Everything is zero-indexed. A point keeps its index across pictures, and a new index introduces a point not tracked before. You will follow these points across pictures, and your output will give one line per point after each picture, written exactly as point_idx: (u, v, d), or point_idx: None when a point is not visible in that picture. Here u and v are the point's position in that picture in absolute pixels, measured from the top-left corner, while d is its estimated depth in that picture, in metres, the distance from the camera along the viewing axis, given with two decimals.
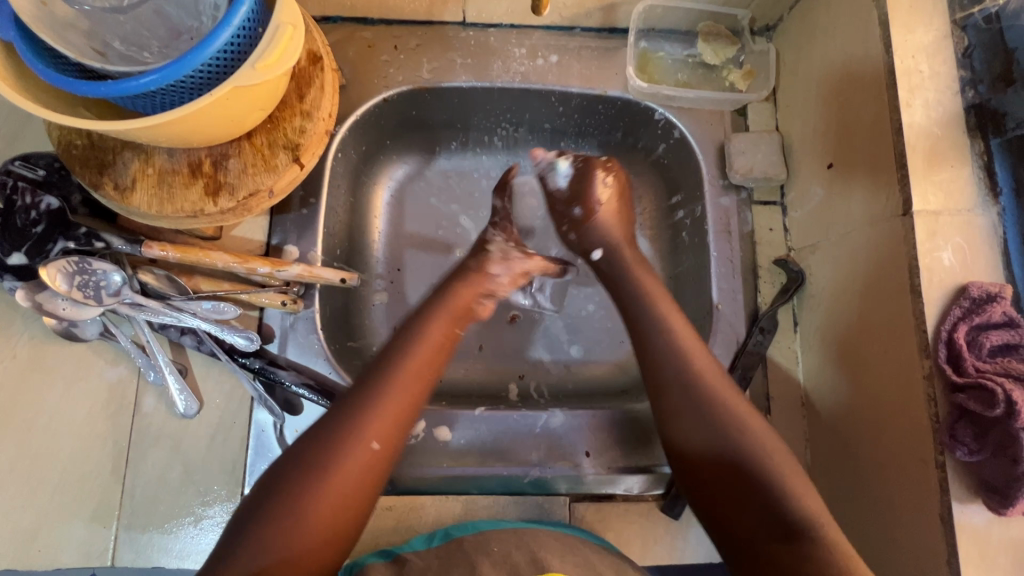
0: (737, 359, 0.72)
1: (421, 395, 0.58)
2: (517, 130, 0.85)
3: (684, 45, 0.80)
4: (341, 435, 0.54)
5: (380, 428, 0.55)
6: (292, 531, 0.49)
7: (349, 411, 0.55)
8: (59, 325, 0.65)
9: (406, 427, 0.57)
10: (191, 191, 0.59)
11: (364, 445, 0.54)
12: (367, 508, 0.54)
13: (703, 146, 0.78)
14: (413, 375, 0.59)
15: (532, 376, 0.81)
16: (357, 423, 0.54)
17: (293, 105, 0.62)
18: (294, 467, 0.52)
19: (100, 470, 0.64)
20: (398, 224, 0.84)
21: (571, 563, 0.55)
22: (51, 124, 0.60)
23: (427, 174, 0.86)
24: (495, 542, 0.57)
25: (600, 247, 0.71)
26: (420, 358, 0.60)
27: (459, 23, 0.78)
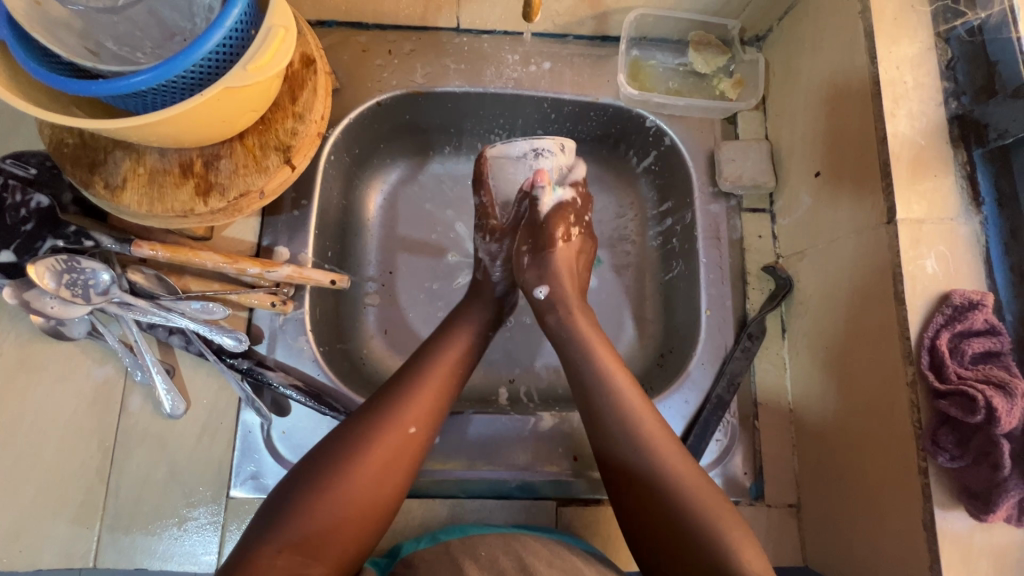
0: (725, 365, 0.72)
1: (452, 390, 0.62)
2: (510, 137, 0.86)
3: (675, 54, 0.81)
4: (381, 418, 0.56)
5: (417, 414, 0.58)
6: (329, 505, 0.51)
7: (390, 400, 0.58)
8: (45, 324, 0.64)
9: (440, 417, 0.60)
10: (181, 191, 0.60)
11: (401, 429, 0.56)
12: (398, 491, 0.55)
13: (693, 154, 0.79)
14: (446, 370, 0.63)
15: (522, 381, 0.81)
16: (396, 409, 0.57)
17: (286, 107, 0.62)
18: (331, 446, 0.54)
19: (85, 470, 0.64)
20: (390, 227, 0.85)
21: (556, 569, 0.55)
22: (43, 123, 0.61)
23: (420, 179, 0.87)
24: (482, 548, 0.58)
25: (544, 286, 0.69)
26: (453, 356, 0.64)
27: (453, 29, 0.79)
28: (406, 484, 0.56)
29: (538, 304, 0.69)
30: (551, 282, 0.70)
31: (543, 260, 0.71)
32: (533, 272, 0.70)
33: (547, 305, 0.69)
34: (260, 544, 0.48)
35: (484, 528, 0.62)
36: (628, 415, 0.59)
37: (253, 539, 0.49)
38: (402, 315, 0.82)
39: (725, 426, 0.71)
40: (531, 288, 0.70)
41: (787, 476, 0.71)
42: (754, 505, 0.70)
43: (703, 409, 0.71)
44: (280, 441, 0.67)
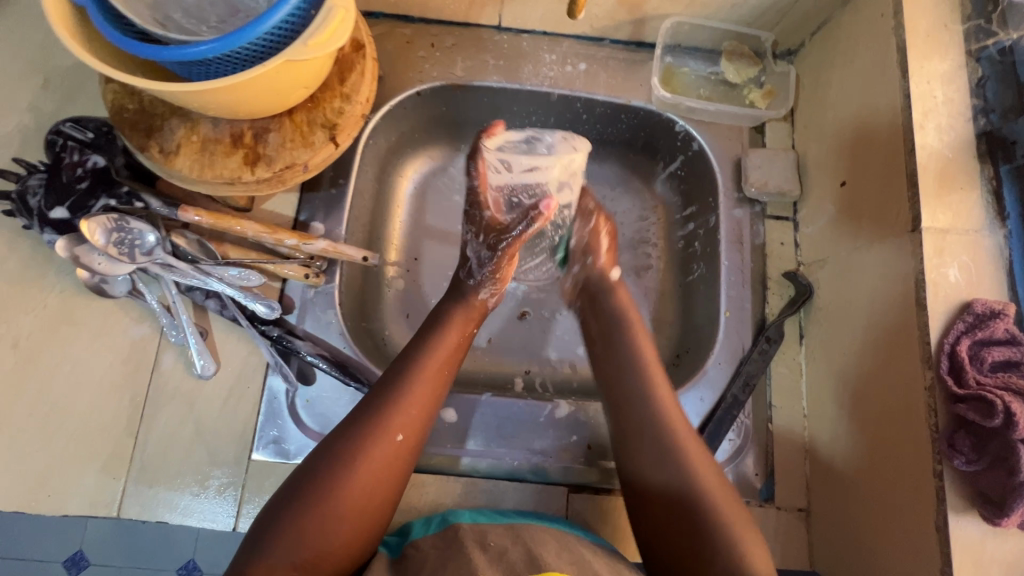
0: (742, 366, 0.73)
1: (439, 391, 0.63)
2: None
3: (708, 62, 0.83)
4: (368, 430, 0.57)
5: (403, 421, 0.59)
6: (322, 524, 0.53)
7: (376, 408, 0.59)
8: (89, 280, 0.67)
9: (427, 421, 0.61)
10: (230, 160, 0.63)
11: (388, 438, 0.57)
12: (390, 498, 0.58)
13: (720, 160, 0.81)
14: (432, 373, 0.62)
15: (538, 373, 0.83)
16: (382, 417, 0.58)
17: (334, 87, 0.65)
18: (319, 463, 0.56)
19: (116, 424, 0.66)
20: (419, 215, 0.87)
21: (567, 560, 0.57)
22: (106, 89, 0.64)
23: (450, 171, 0.89)
24: (489, 537, 0.59)
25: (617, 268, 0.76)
26: (439, 358, 0.64)
27: (494, 27, 0.82)
28: (397, 489, 0.58)
29: (609, 282, 0.74)
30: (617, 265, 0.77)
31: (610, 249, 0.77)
32: (600, 257, 0.75)
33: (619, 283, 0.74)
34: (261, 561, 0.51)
35: (490, 518, 0.64)
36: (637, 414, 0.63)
37: (254, 555, 0.52)
38: (424, 300, 0.84)
39: (738, 427, 0.72)
40: (603, 269, 0.74)
41: (798, 480, 0.71)
42: (764, 507, 0.70)
43: (718, 408, 0.72)
44: (303, 410, 0.68)
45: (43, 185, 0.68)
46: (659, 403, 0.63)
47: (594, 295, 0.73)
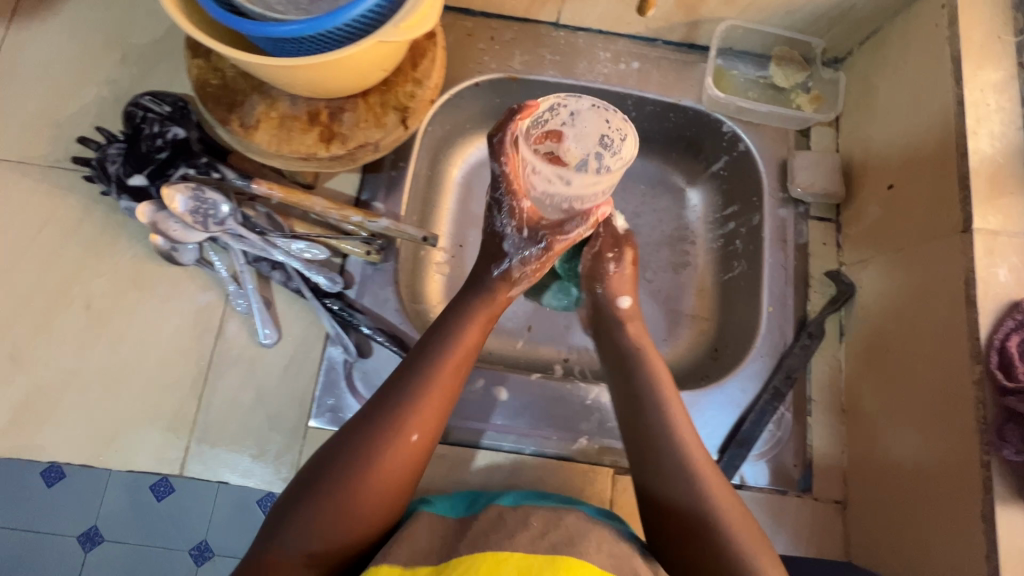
0: (783, 360, 0.76)
1: (455, 391, 0.62)
2: None
3: (757, 66, 0.85)
4: (382, 430, 0.57)
5: (419, 421, 0.58)
6: (334, 521, 0.53)
7: (390, 408, 0.58)
8: (161, 246, 0.70)
9: (442, 420, 0.61)
10: (307, 136, 0.66)
11: (404, 438, 0.57)
12: (404, 497, 0.58)
13: (766, 162, 0.84)
14: (448, 373, 0.62)
15: (575, 361, 0.88)
16: (396, 418, 0.58)
17: (407, 72, 0.68)
18: (331, 460, 0.56)
19: (180, 385, 0.69)
20: (466, 204, 0.90)
21: (606, 553, 0.55)
22: (190, 64, 0.67)
23: None
24: (534, 518, 0.58)
25: (627, 295, 0.74)
26: (455, 358, 0.63)
27: (552, 24, 0.85)
28: (410, 488, 0.59)
29: (619, 313, 0.73)
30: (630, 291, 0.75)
31: (622, 273, 0.75)
32: (608, 285, 0.74)
33: (627, 313, 0.73)
34: (272, 555, 0.52)
35: (535, 501, 0.64)
36: (656, 404, 0.65)
37: (266, 548, 0.52)
38: None
39: (779, 419, 0.74)
40: (611, 296, 0.74)
41: (835, 472, 0.73)
42: (802, 497, 0.72)
43: (759, 399, 0.74)
44: (360, 381, 0.71)
45: (122, 154, 0.71)
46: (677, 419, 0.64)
47: (607, 325, 0.74)
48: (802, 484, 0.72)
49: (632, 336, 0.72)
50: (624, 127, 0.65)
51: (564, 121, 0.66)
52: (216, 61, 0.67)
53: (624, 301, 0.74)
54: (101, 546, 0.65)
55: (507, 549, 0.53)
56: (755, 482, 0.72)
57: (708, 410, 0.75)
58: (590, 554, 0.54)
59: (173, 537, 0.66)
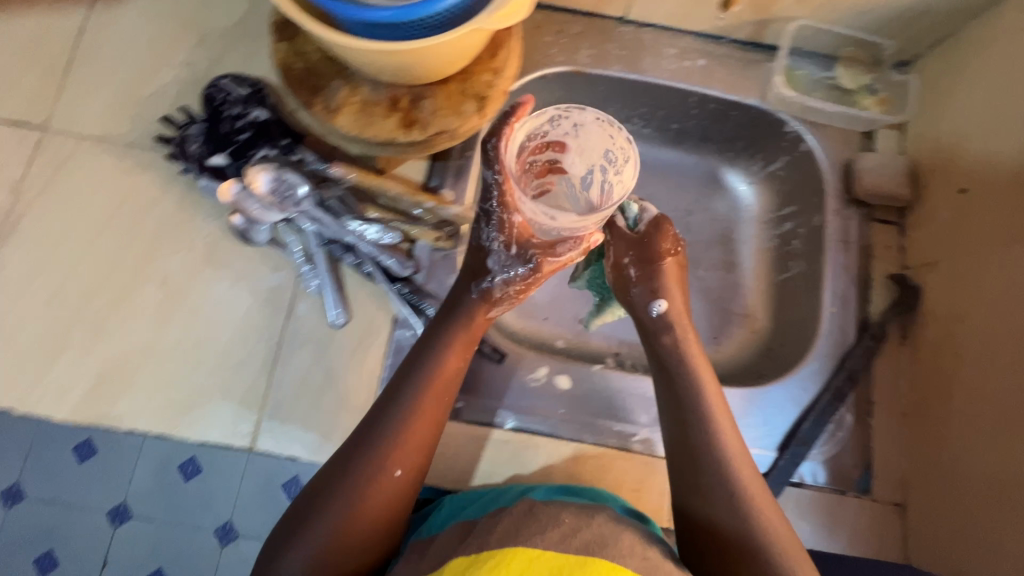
0: (844, 361, 0.76)
1: (438, 420, 0.62)
2: (644, 127, 0.94)
3: (823, 67, 0.85)
4: (365, 466, 0.57)
5: (402, 456, 0.59)
6: (321, 558, 0.55)
7: (369, 444, 0.58)
8: (237, 224, 0.70)
9: (426, 450, 0.61)
10: (388, 122, 0.67)
11: (388, 473, 0.58)
12: (395, 526, 0.59)
13: (830, 162, 0.83)
14: (431, 403, 0.61)
15: (627, 355, 0.90)
16: (378, 453, 0.58)
17: (485, 62, 0.69)
18: (315, 498, 0.57)
19: (252, 361, 0.70)
20: None
21: (640, 558, 0.52)
22: (275, 47, 0.68)
23: None
24: (564, 515, 0.55)
25: (660, 299, 0.71)
26: (437, 388, 0.62)
27: (619, 19, 0.85)
28: (400, 518, 0.60)
29: (659, 321, 0.71)
30: (664, 294, 0.71)
31: (650, 273, 0.71)
32: (642, 286, 0.72)
33: (663, 319, 0.71)
34: None
35: (566, 496, 0.61)
36: (703, 418, 0.65)
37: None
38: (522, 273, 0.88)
39: (839, 419, 0.74)
40: (645, 301, 0.71)
41: (894, 475, 0.73)
42: (861, 498, 0.72)
43: (820, 399, 0.74)
44: None
45: (202, 134, 0.72)
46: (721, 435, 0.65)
47: (649, 332, 0.72)
48: (862, 485, 0.73)
49: (668, 346, 0.70)
50: (629, 147, 0.62)
51: (567, 132, 0.63)
52: (300, 45, 0.68)
53: (659, 305, 0.71)
54: (129, 523, 0.67)
55: (538, 545, 0.51)
56: (814, 481, 0.72)
57: (768, 407, 0.75)
58: (620, 557, 0.51)
59: (201, 517, 0.67)
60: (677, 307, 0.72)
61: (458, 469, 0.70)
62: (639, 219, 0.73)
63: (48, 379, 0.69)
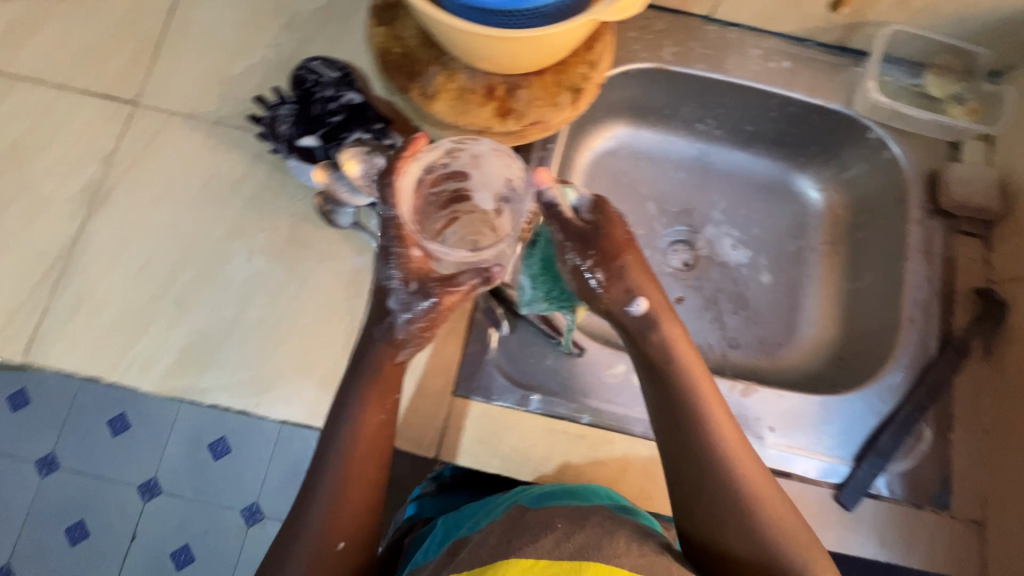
0: (924, 375, 0.74)
1: (375, 472, 0.61)
2: (717, 129, 0.94)
3: (911, 74, 0.84)
4: (306, 541, 0.58)
5: (341, 529, 0.58)
6: None
7: (305, 513, 0.59)
8: (321, 205, 0.72)
9: (367, 512, 0.60)
10: (483, 110, 0.67)
11: (330, 546, 0.58)
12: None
13: (915, 170, 0.82)
14: (359, 463, 0.60)
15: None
16: (318, 524, 0.58)
17: (582, 54, 0.69)
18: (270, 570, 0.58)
19: (334, 342, 0.71)
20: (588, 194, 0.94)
21: (636, 553, 0.52)
22: (373, 31, 0.68)
23: (620, 154, 0.96)
24: (557, 521, 0.55)
25: (638, 298, 0.64)
26: (361, 449, 0.60)
27: (704, 17, 0.85)
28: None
29: (644, 319, 0.64)
30: (642, 290, 0.65)
31: (617, 268, 0.64)
32: (616, 284, 0.64)
33: (646, 319, 0.64)
34: None
35: (558, 502, 0.61)
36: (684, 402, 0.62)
37: None
38: None
39: (919, 433, 0.73)
40: (620, 300, 0.65)
41: (974, 492, 0.71)
42: (939, 513, 0.71)
43: (899, 411, 0.73)
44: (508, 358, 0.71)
45: (292, 115, 0.72)
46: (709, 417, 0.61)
47: (635, 334, 0.65)
48: (940, 501, 0.71)
49: (657, 344, 0.64)
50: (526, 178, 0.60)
51: (465, 165, 0.58)
52: (398, 30, 0.68)
53: (632, 309, 0.64)
54: None
55: (531, 554, 0.51)
56: (891, 493, 0.71)
57: (844, 416, 0.74)
58: (616, 557, 0.51)
59: None
60: (656, 299, 0.65)
61: (536, 460, 0.69)
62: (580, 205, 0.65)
63: (134, 350, 0.70)
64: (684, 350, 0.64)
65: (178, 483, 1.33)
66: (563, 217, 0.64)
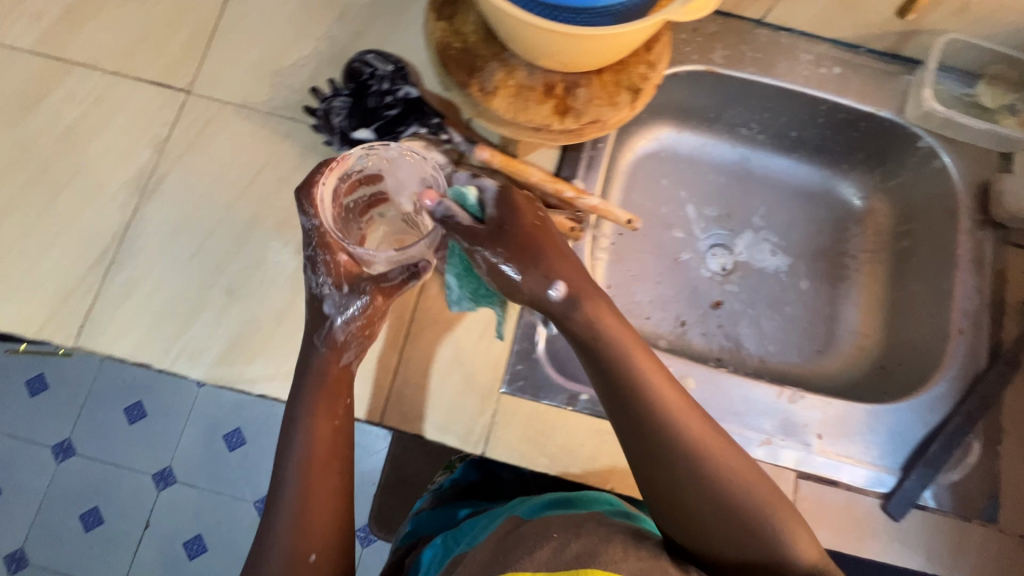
0: (973, 387, 0.74)
1: (338, 479, 0.62)
2: (760, 133, 0.93)
3: (963, 83, 0.83)
4: (281, 553, 0.58)
5: (312, 540, 0.59)
6: None
7: (284, 521, 0.59)
8: None
9: (338, 521, 0.62)
10: (542, 108, 0.67)
11: (302, 558, 0.59)
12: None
13: (965, 180, 0.81)
14: (319, 469, 0.61)
15: (729, 361, 0.89)
16: (292, 535, 0.59)
17: (641, 54, 0.69)
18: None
19: (382, 335, 0.71)
20: (629, 195, 0.93)
21: (635, 558, 0.51)
22: (433, 26, 0.68)
23: (661, 156, 0.95)
24: (553, 531, 0.55)
25: (555, 282, 0.55)
26: (318, 455, 0.61)
27: (755, 21, 0.84)
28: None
29: (560, 305, 0.56)
30: (558, 272, 0.56)
31: (530, 249, 0.56)
32: (532, 271, 0.55)
33: (564, 305, 0.56)
34: None
35: (557, 511, 0.61)
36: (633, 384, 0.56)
37: None
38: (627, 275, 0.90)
39: (968, 444, 0.72)
40: (537, 288, 0.55)
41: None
42: (987, 525, 0.70)
43: (949, 421, 0.73)
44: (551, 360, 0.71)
45: (347, 107, 0.74)
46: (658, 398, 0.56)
47: (558, 319, 0.57)
48: (989, 515, 0.71)
49: (579, 327, 0.56)
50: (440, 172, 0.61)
51: (381, 169, 0.60)
52: (458, 26, 0.68)
53: (552, 299, 0.55)
54: None
55: (527, 568, 0.51)
56: (939, 505, 0.71)
57: (892, 425, 0.74)
58: (614, 564, 0.51)
59: None
60: (574, 279, 0.57)
61: (583, 460, 0.69)
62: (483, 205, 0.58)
63: (183, 338, 0.70)
64: (614, 326, 0.57)
65: (192, 472, 1.36)
66: (463, 224, 0.56)
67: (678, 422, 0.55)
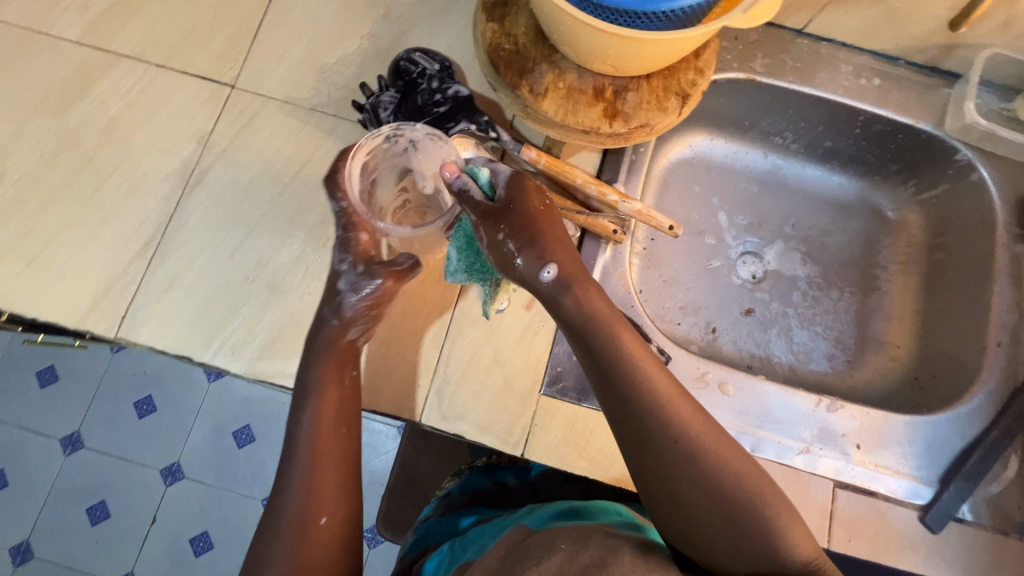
0: (1012, 401, 0.74)
1: (349, 450, 0.63)
2: (794, 143, 0.93)
3: (1002, 98, 0.84)
4: (292, 524, 0.58)
5: (329, 506, 0.60)
6: None
7: (300, 493, 0.59)
8: None
9: (348, 495, 0.61)
10: (591, 111, 0.67)
11: (312, 523, 0.59)
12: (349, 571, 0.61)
13: (1003, 194, 0.82)
14: (329, 438, 0.62)
15: (760, 368, 0.88)
16: (307, 502, 0.59)
17: (690, 60, 0.69)
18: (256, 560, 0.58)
19: (422, 334, 0.71)
20: (662, 200, 0.92)
21: (643, 568, 0.52)
22: (483, 27, 0.68)
23: (694, 163, 0.95)
24: (562, 541, 0.55)
25: (549, 264, 0.55)
26: (326, 421, 0.62)
27: (796, 30, 0.85)
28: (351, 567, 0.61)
29: (553, 287, 0.55)
30: (553, 255, 0.55)
31: (530, 231, 0.55)
32: (527, 252, 0.55)
33: (558, 287, 0.55)
34: None
35: (567, 522, 0.60)
36: (626, 378, 0.55)
37: None
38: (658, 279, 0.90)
39: (1007, 458, 0.72)
40: (530, 269, 0.55)
41: None
42: None
43: (987, 435, 0.73)
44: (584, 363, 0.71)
45: (394, 103, 0.74)
46: (651, 393, 0.54)
47: (550, 302, 0.56)
48: None
49: (572, 312, 0.55)
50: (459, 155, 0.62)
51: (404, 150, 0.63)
52: (509, 27, 0.68)
53: (545, 281, 0.55)
54: None
55: None
56: (976, 519, 0.70)
57: (930, 436, 0.73)
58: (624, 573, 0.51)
59: None
60: (568, 262, 0.56)
61: (622, 465, 0.69)
62: (494, 184, 0.58)
63: (225, 331, 0.70)
64: (604, 312, 0.56)
65: (199, 467, 1.41)
66: (473, 199, 0.57)
67: (664, 410, 0.54)
